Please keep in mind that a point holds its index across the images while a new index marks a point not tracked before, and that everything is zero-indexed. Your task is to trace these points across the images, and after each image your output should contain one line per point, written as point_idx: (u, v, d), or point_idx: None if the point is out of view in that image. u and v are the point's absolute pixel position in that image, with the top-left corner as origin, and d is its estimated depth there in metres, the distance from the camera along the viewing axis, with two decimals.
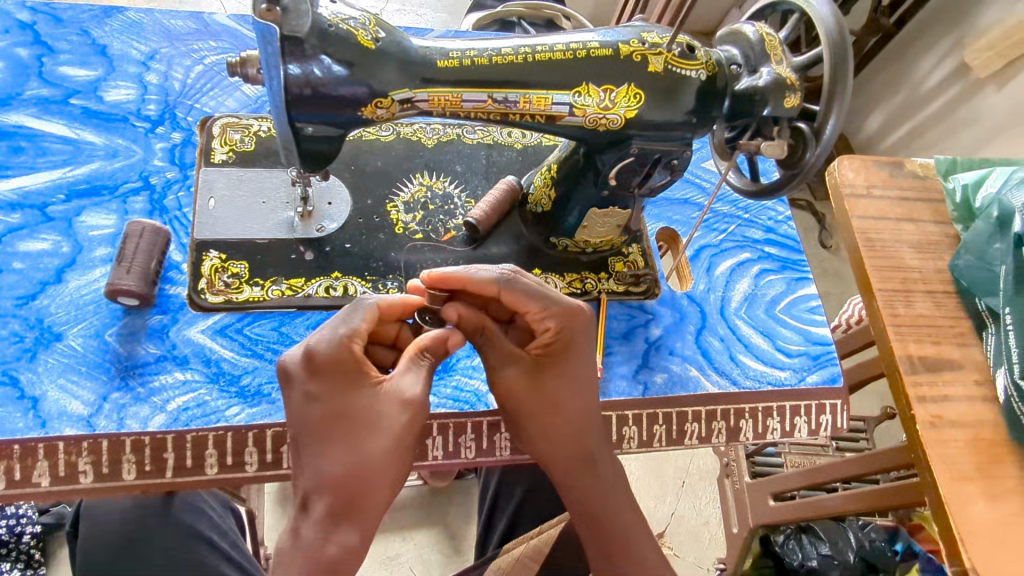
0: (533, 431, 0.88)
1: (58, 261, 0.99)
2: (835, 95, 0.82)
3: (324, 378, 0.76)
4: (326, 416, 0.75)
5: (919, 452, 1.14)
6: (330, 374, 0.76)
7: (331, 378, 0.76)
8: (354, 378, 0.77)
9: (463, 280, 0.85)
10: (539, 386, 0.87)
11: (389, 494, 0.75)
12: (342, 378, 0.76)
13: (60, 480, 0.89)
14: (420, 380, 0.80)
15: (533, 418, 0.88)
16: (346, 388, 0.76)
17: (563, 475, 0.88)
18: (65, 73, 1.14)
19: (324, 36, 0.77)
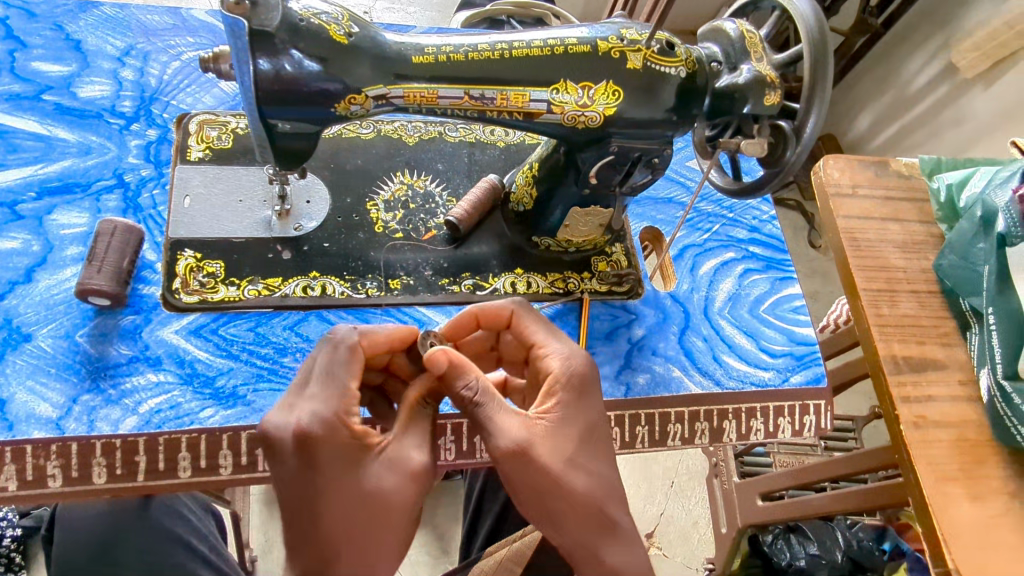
0: (535, 503, 0.73)
1: (28, 260, 0.97)
2: (816, 90, 0.81)
3: (316, 455, 0.68)
4: (325, 494, 0.67)
5: (903, 453, 1.13)
6: (322, 450, 0.68)
7: (324, 454, 0.68)
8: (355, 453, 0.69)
9: (472, 315, 0.88)
10: (544, 447, 0.74)
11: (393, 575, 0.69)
12: (336, 454, 0.68)
13: (28, 484, 0.87)
14: (426, 444, 0.75)
15: (539, 487, 0.72)
16: (343, 465, 0.68)
17: (575, 553, 0.73)
18: (38, 69, 1.12)
19: (295, 30, 0.76)
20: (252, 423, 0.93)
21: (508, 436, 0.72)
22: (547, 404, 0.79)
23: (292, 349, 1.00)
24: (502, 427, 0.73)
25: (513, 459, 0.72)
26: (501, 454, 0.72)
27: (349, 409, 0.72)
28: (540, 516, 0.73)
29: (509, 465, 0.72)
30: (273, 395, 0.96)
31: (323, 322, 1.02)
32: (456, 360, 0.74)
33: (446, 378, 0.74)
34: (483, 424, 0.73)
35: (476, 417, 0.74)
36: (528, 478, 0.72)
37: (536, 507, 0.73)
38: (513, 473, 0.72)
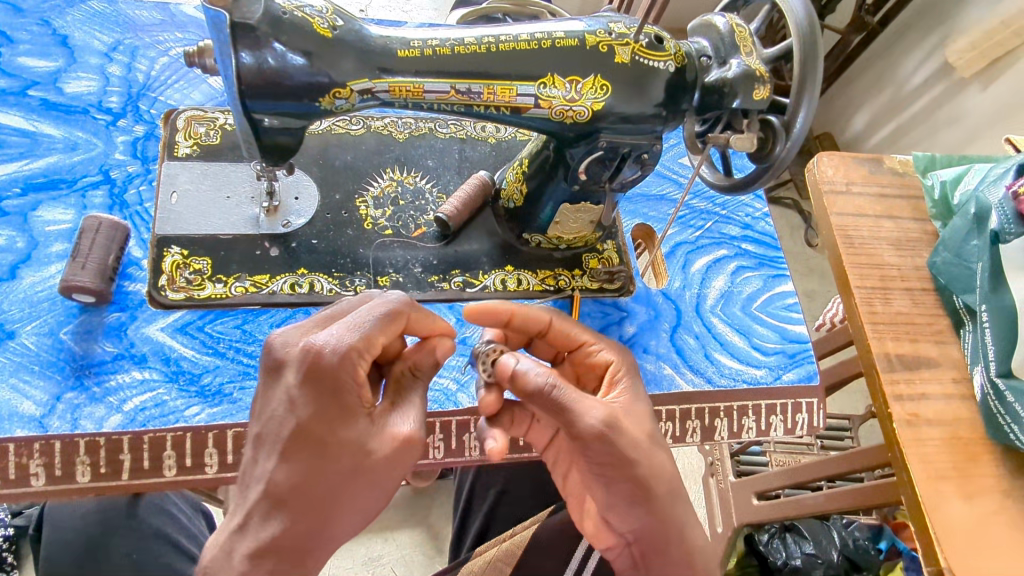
0: (622, 478, 0.73)
1: (12, 257, 0.96)
2: (805, 85, 0.80)
3: (308, 395, 0.68)
4: (317, 424, 0.67)
5: (895, 451, 1.12)
6: (314, 394, 0.68)
7: (314, 398, 0.68)
8: (346, 403, 0.69)
9: (513, 313, 0.87)
10: (628, 422, 0.75)
11: (369, 508, 0.70)
12: (327, 401, 0.68)
13: (11, 483, 0.86)
14: (410, 416, 0.74)
15: (626, 464, 0.72)
16: (331, 413, 0.68)
17: (653, 527, 0.74)
18: (24, 64, 1.11)
19: (278, 23, 0.75)
20: (239, 421, 0.93)
21: (594, 413, 0.72)
22: (613, 391, 0.83)
23: None
24: (581, 406, 0.72)
25: (601, 435, 0.72)
26: (591, 434, 0.71)
27: (343, 371, 0.69)
28: (623, 492, 0.74)
29: (600, 443, 0.71)
30: None
31: None
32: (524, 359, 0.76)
33: (517, 377, 0.74)
34: (563, 410, 0.72)
35: (557, 403, 0.72)
36: (613, 453, 0.72)
37: (621, 483, 0.73)
38: (604, 450, 0.72)
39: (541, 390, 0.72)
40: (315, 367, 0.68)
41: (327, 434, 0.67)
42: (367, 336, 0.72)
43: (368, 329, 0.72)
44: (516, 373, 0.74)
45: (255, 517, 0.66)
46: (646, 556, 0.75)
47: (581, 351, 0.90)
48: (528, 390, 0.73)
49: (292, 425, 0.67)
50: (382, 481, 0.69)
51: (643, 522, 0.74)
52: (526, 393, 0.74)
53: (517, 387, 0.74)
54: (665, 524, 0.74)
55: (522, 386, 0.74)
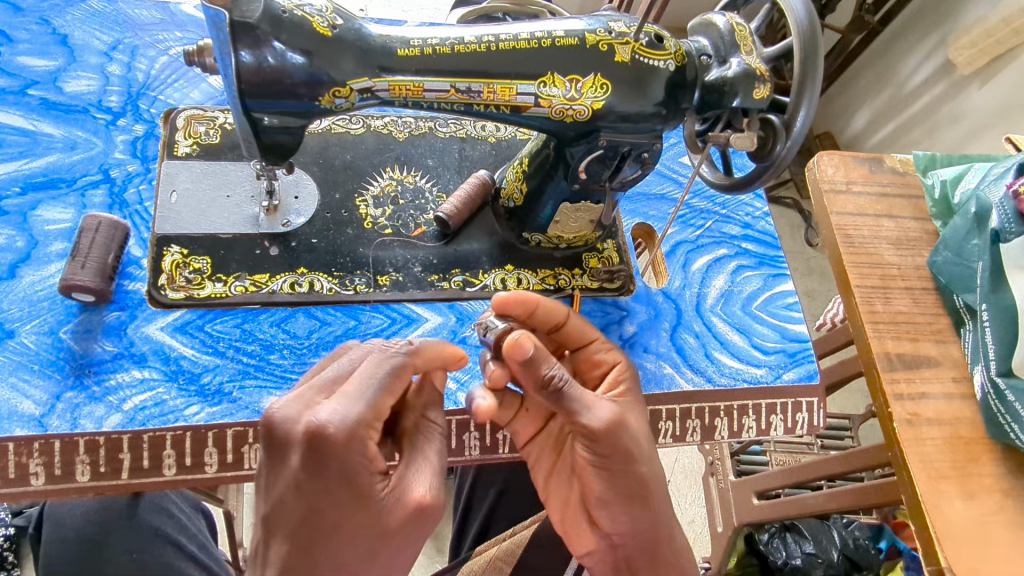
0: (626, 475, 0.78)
1: (12, 256, 0.96)
2: (805, 84, 0.80)
3: (315, 477, 0.64)
4: (331, 506, 0.64)
5: (895, 450, 1.12)
6: (322, 475, 0.64)
7: (322, 480, 0.64)
8: (356, 479, 0.65)
9: (537, 300, 0.87)
10: (631, 421, 0.80)
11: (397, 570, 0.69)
12: (340, 483, 0.64)
13: (10, 482, 0.86)
14: (430, 477, 0.70)
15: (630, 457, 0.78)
16: (342, 495, 0.64)
17: (650, 525, 0.82)
18: (23, 64, 1.11)
19: (277, 22, 0.75)
20: (239, 420, 0.92)
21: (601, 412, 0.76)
22: (615, 390, 0.86)
23: (279, 346, 0.98)
24: (589, 403, 0.76)
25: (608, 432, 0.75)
26: (599, 430, 0.75)
27: (355, 448, 0.65)
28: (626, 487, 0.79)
29: (606, 441, 0.76)
30: (260, 392, 0.95)
31: (310, 319, 1.01)
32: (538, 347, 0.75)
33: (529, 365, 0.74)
34: (570, 409, 0.76)
35: (568, 395, 0.76)
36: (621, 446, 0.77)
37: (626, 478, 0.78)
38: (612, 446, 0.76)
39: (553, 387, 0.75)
40: (318, 447, 0.64)
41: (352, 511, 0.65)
42: (372, 403, 0.69)
43: (374, 392, 0.70)
44: (531, 362, 0.74)
45: None
46: (641, 548, 0.83)
47: (590, 347, 0.93)
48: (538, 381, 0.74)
49: (308, 513, 0.64)
50: (404, 545, 0.67)
51: (640, 516, 0.81)
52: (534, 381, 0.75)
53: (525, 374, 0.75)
54: (656, 518, 0.82)
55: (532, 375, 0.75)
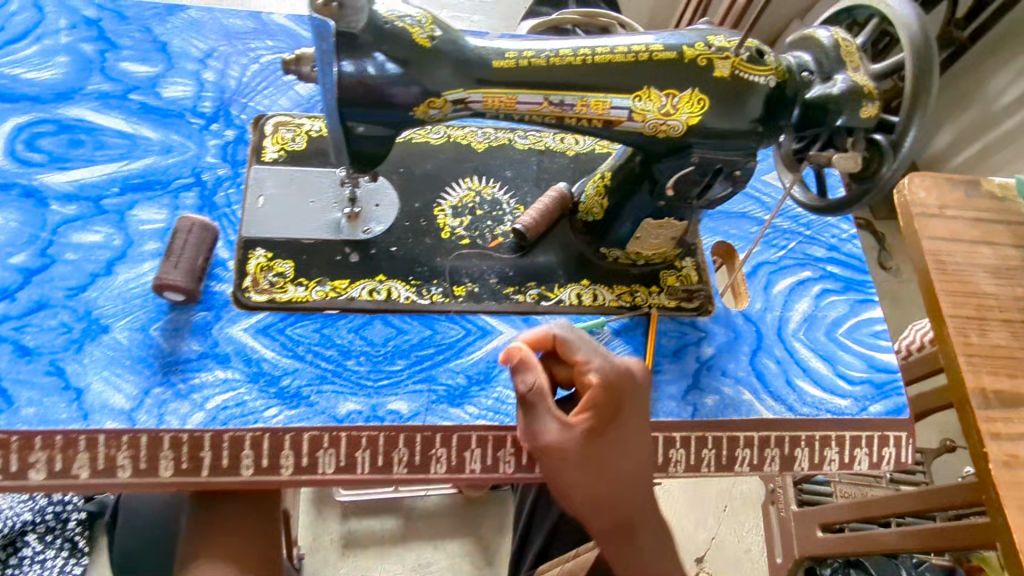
0: (610, 503, 0.76)
1: (109, 254, 1.00)
2: (917, 103, 0.76)
3: (594, 468, 0.77)
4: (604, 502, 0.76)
5: (992, 492, 1.06)
6: (604, 524, 0.76)
7: (601, 464, 0.77)
8: (600, 485, 0.76)
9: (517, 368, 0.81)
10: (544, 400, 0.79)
11: (629, 477, 0.78)
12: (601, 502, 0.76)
13: (99, 473, 0.88)
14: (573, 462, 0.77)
15: (638, 471, 0.78)
16: (624, 527, 0.77)
17: (627, 434, 0.79)
18: (126, 69, 1.16)
19: (380, 33, 0.76)
20: (315, 425, 0.93)
21: (559, 436, 0.77)
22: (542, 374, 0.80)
23: (356, 352, 0.99)
24: (557, 422, 0.78)
25: (552, 447, 0.78)
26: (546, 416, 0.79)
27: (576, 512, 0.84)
28: (605, 530, 0.77)
29: (551, 462, 0.78)
30: (337, 398, 0.95)
31: (387, 327, 1.01)
32: (523, 367, 0.80)
33: (606, 380, 0.78)
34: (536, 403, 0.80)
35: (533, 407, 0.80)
36: (598, 474, 0.76)
37: (595, 523, 0.77)
38: (609, 463, 0.77)
39: (534, 391, 0.79)
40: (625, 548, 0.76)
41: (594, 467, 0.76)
42: None
43: None
44: (617, 375, 0.79)
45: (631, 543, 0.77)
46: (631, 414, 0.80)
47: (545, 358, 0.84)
48: (580, 367, 0.80)
49: (605, 504, 0.76)
50: (636, 528, 0.77)
51: (622, 425, 0.79)
52: (588, 394, 0.78)
53: (597, 354, 0.81)
54: (630, 420, 0.80)
55: (638, 388, 0.81)
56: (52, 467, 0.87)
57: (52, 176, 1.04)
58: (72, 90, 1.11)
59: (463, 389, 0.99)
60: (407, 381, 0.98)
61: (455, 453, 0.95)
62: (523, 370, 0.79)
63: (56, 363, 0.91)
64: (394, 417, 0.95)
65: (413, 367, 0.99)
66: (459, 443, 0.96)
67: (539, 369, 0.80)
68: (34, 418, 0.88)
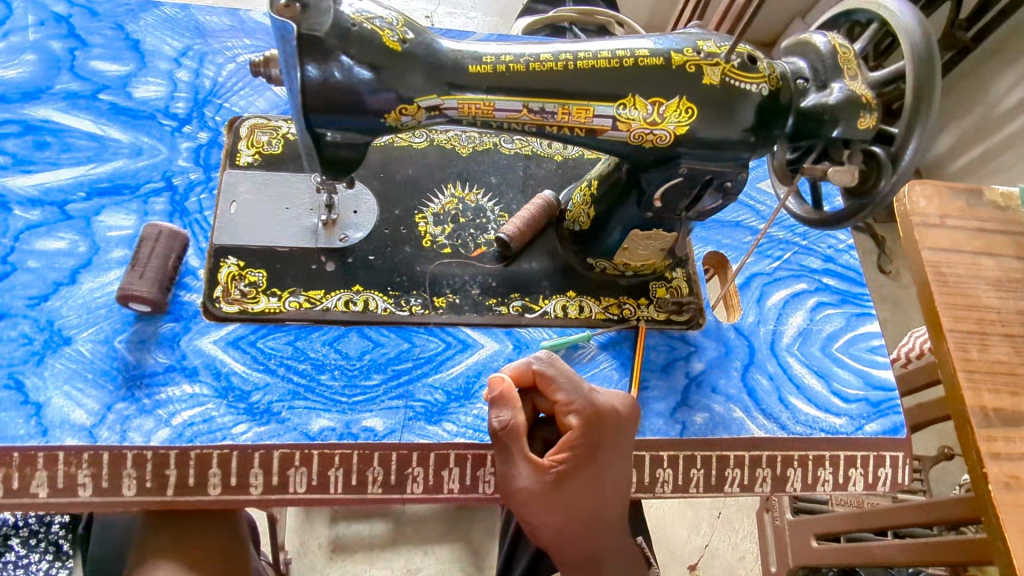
0: (580, 539, 0.78)
1: (73, 261, 0.95)
2: (919, 112, 0.72)
3: (568, 508, 0.76)
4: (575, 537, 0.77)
5: (991, 515, 1.02)
6: (573, 556, 0.78)
7: (574, 504, 0.77)
8: (572, 523, 0.77)
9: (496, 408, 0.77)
10: (521, 442, 0.77)
11: (602, 513, 0.78)
12: (572, 537, 0.77)
13: (58, 492, 0.84)
14: (546, 504, 0.76)
15: (610, 506, 0.79)
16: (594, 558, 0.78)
17: (602, 472, 0.79)
18: (96, 68, 1.11)
19: (346, 36, 0.71)
20: (286, 442, 0.89)
21: (532, 478, 0.76)
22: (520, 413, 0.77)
23: (330, 366, 0.95)
24: (531, 464, 0.76)
25: (525, 490, 0.76)
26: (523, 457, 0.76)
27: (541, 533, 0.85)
28: (572, 561, 0.79)
29: (521, 505, 0.76)
30: (309, 414, 0.91)
31: (363, 339, 0.97)
32: (502, 407, 0.77)
33: (588, 420, 0.78)
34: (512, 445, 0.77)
35: (508, 447, 0.76)
36: (570, 513, 0.77)
37: (562, 554, 0.78)
38: (580, 501, 0.77)
39: (509, 431, 0.76)
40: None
41: (568, 507, 0.76)
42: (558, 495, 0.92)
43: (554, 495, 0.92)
44: (596, 415, 0.79)
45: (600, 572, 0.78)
46: (608, 450, 0.80)
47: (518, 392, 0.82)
48: (560, 406, 0.80)
49: (577, 538, 0.77)
50: (606, 559, 0.78)
51: (599, 464, 0.79)
52: (568, 434, 0.78)
53: (579, 392, 0.80)
54: (607, 458, 0.80)
55: (620, 424, 0.81)
56: (8, 486, 0.83)
57: (16, 179, 1.00)
58: (39, 90, 1.07)
59: (441, 406, 0.95)
60: (383, 397, 0.94)
61: (433, 472, 0.92)
62: (501, 407, 0.76)
63: (14, 376, 0.87)
64: (368, 434, 0.91)
65: (390, 382, 0.95)
66: (437, 461, 0.92)
67: (517, 407, 0.77)
68: None
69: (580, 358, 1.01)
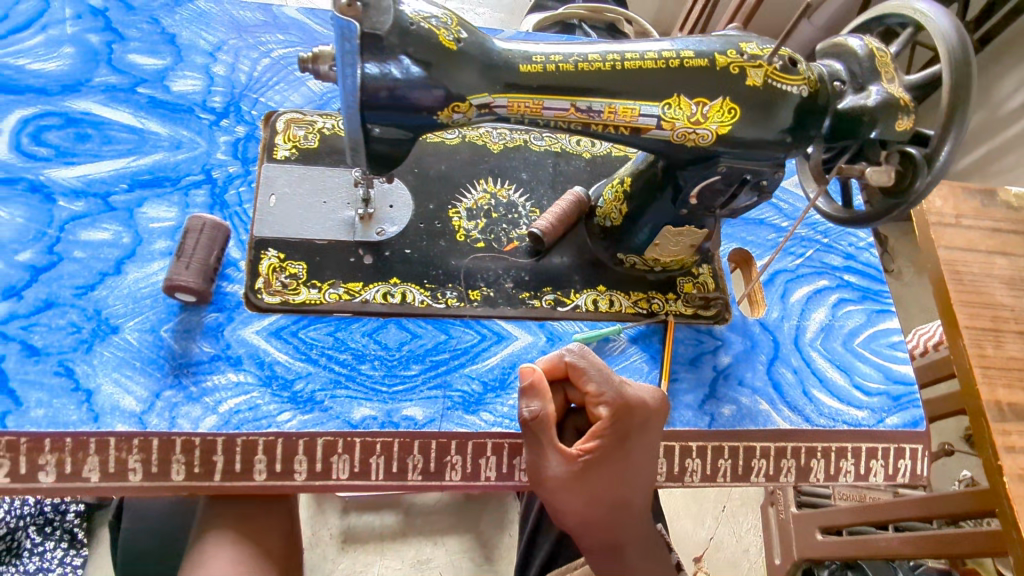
0: (603, 523, 0.81)
1: (118, 252, 0.97)
2: (956, 114, 0.74)
3: (595, 499, 0.80)
4: (599, 525, 0.81)
5: (1005, 505, 1.05)
6: (597, 539, 0.83)
7: (601, 494, 0.80)
8: (599, 512, 0.80)
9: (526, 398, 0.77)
10: (551, 434, 0.77)
11: (628, 502, 0.82)
12: (596, 525, 0.81)
13: (109, 477, 0.86)
14: (574, 493, 0.78)
15: (633, 495, 0.83)
16: (615, 542, 0.83)
17: (631, 464, 0.82)
18: (134, 62, 1.13)
19: (405, 34, 0.73)
20: (329, 430, 0.91)
21: (562, 467, 0.77)
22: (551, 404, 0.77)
23: (370, 357, 0.97)
24: (562, 454, 0.77)
25: (554, 480, 0.78)
26: (553, 448, 0.77)
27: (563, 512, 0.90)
28: (594, 544, 0.83)
29: (550, 493, 0.78)
30: (351, 403, 0.93)
31: (401, 331, 1.00)
32: (534, 396, 0.77)
33: (617, 412, 0.81)
34: (542, 435, 0.77)
35: (538, 436, 0.77)
36: (596, 499, 0.80)
37: (587, 539, 0.83)
38: (607, 492, 0.80)
39: (539, 421, 0.76)
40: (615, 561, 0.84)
41: (595, 496, 0.80)
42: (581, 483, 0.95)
43: None
44: (627, 408, 0.82)
45: (621, 556, 0.83)
46: (637, 442, 0.83)
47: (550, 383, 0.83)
48: (591, 398, 0.82)
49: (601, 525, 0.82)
50: (627, 545, 0.83)
51: (628, 457, 0.82)
52: (599, 425, 0.80)
53: (610, 384, 0.82)
54: (636, 451, 0.83)
55: (646, 417, 0.84)
56: (60, 470, 0.85)
57: (60, 170, 1.01)
58: (79, 83, 1.09)
59: (478, 396, 0.97)
60: (422, 386, 0.96)
61: (470, 460, 0.94)
62: (531, 398, 0.76)
63: (64, 364, 0.88)
64: (408, 423, 0.93)
65: (428, 373, 0.97)
66: (475, 450, 0.94)
67: (546, 398, 0.77)
68: (43, 420, 0.85)
69: (611, 351, 1.04)
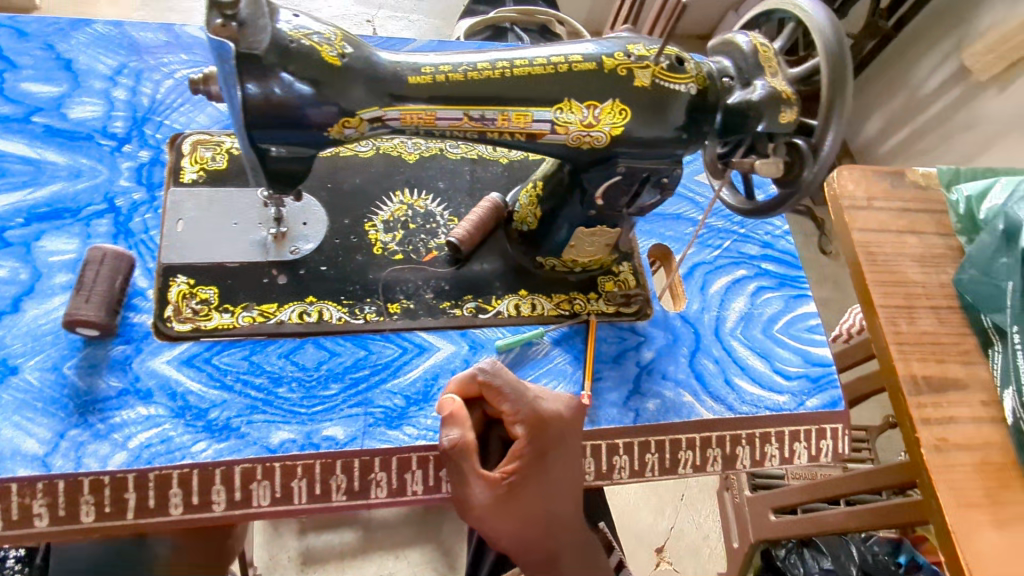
0: (538, 541, 0.81)
1: (15, 289, 0.94)
2: (834, 105, 0.77)
3: (523, 517, 0.79)
4: (532, 543, 0.81)
5: (924, 475, 1.09)
6: (534, 556, 0.81)
7: (529, 511, 0.80)
8: (530, 529, 0.80)
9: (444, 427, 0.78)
10: (473, 460, 0.77)
11: (558, 514, 0.82)
12: (529, 542, 0.81)
13: (12, 524, 0.82)
14: (502, 515, 0.78)
15: (563, 508, 0.82)
16: (553, 557, 0.82)
17: (555, 477, 0.82)
18: (27, 90, 1.09)
19: (285, 52, 0.72)
20: (247, 457, 0.89)
21: (486, 492, 0.77)
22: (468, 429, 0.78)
23: (287, 379, 0.95)
24: (485, 480, 0.78)
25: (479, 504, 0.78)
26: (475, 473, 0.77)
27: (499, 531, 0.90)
28: (532, 563, 0.82)
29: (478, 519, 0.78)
30: (268, 427, 0.91)
31: (320, 350, 0.98)
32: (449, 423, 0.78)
33: (531, 428, 0.82)
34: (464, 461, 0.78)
35: (460, 463, 0.77)
36: (527, 518, 0.79)
37: (524, 558, 0.81)
38: (535, 509, 0.80)
39: (459, 449, 0.77)
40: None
41: (523, 514, 0.79)
42: None
43: None
44: (542, 422, 0.83)
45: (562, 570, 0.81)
46: (559, 454, 0.83)
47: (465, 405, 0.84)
48: (506, 416, 0.82)
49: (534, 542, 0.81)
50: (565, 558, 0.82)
51: (551, 469, 0.82)
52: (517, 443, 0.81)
53: (524, 401, 0.83)
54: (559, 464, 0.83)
55: (564, 428, 0.85)
56: None
57: None
58: None
59: (401, 410, 0.96)
60: (343, 405, 0.95)
61: (396, 476, 0.93)
62: (449, 427, 0.77)
63: None
64: (329, 443, 0.92)
65: (348, 391, 0.96)
66: (400, 465, 0.93)
67: (466, 424, 0.78)
68: None
69: (534, 355, 1.04)
